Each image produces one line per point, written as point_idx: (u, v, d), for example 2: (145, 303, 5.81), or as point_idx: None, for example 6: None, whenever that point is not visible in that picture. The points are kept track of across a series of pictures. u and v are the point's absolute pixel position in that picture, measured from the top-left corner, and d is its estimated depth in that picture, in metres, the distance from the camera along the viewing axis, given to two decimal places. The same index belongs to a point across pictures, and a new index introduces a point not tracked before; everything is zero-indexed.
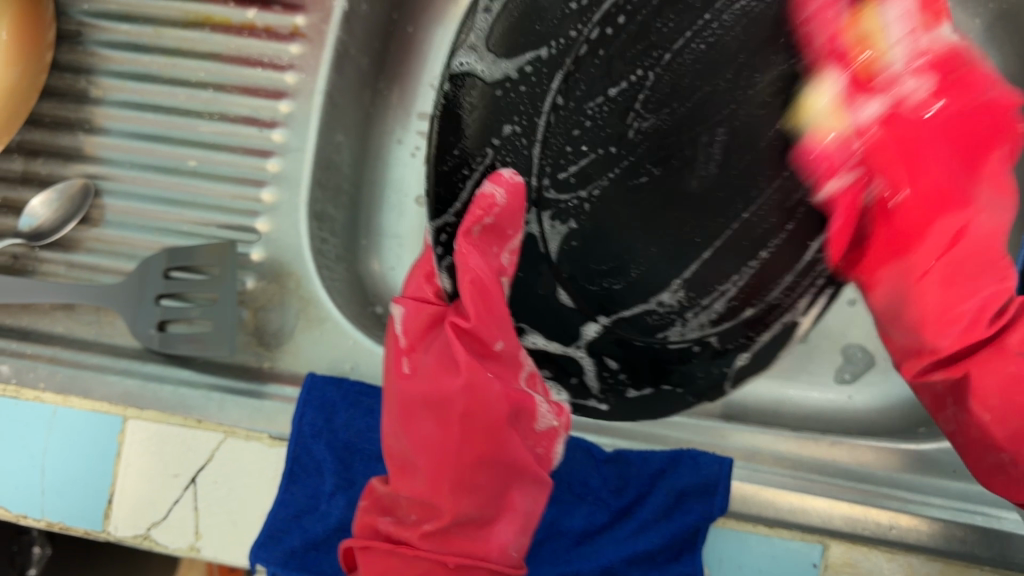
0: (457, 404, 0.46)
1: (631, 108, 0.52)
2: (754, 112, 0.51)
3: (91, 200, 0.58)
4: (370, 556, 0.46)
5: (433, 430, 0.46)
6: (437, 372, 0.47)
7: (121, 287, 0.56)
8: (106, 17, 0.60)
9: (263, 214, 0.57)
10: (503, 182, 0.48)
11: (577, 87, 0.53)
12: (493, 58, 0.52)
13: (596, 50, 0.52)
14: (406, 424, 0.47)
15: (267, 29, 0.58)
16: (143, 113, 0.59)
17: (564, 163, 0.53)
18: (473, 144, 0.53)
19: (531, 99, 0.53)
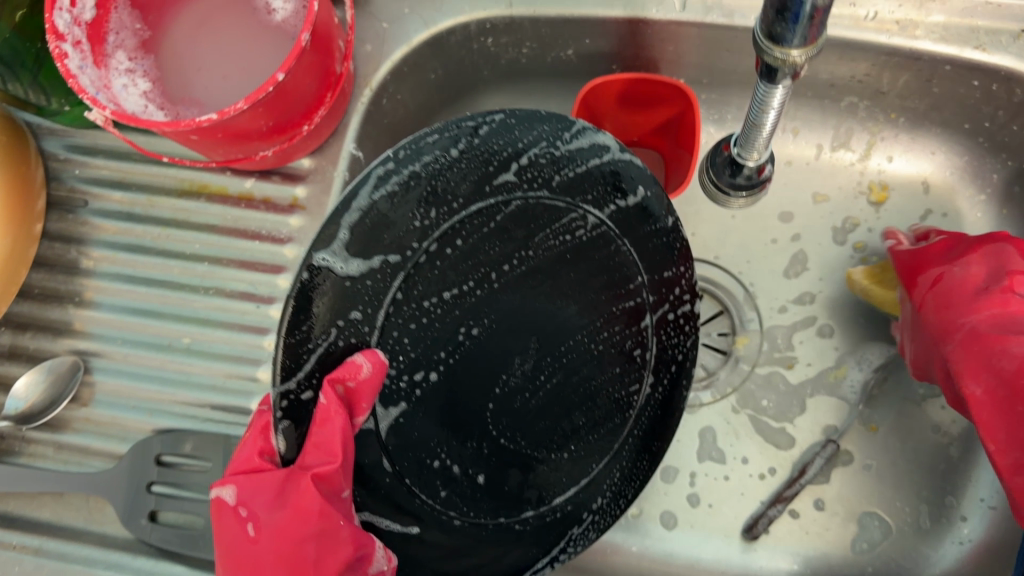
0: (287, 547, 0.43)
1: (461, 318, 0.45)
2: (539, 410, 0.48)
3: (81, 376, 0.56)
4: None
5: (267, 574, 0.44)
6: (285, 529, 0.43)
7: (111, 474, 0.54)
8: (98, 183, 0.58)
9: (259, 394, 0.55)
10: (372, 356, 0.42)
11: (415, 287, 0.43)
12: (347, 251, 0.40)
13: (437, 260, 0.43)
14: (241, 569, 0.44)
15: (266, 199, 0.57)
16: (136, 286, 0.57)
17: (394, 354, 0.43)
18: (313, 332, 0.40)
19: (376, 294, 0.41)
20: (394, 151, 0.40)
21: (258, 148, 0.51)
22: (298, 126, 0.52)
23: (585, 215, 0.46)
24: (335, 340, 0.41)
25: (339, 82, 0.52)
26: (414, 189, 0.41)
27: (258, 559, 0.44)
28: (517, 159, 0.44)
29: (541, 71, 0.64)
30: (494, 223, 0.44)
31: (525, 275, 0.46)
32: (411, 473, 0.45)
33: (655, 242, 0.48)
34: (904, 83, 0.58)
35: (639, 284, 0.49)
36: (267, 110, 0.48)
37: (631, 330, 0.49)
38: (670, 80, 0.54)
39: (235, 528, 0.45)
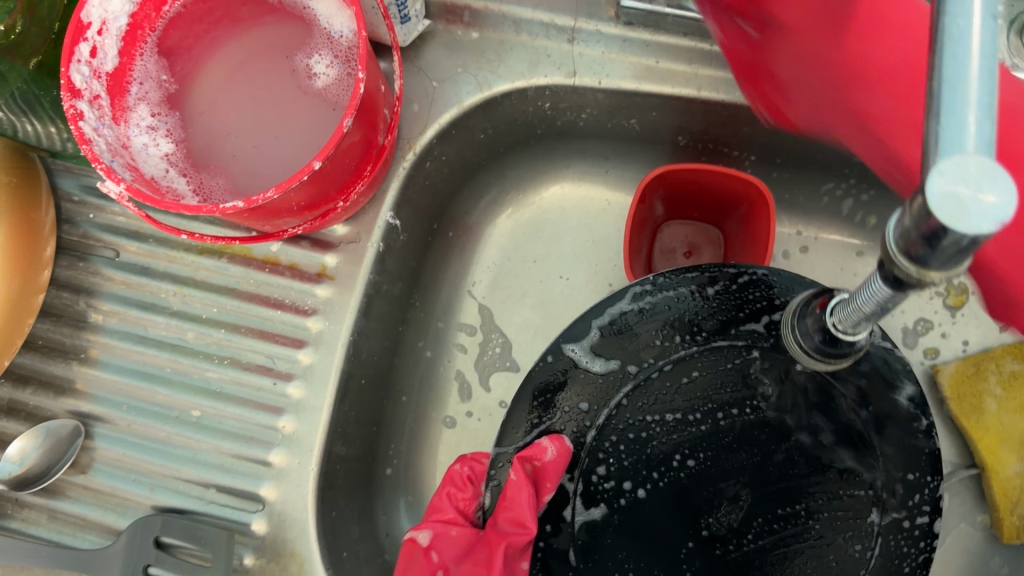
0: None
1: (680, 451, 0.44)
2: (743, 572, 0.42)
3: (81, 442, 0.52)
4: None
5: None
6: None
7: (104, 555, 0.50)
8: (113, 230, 0.54)
9: (269, 479, 0.50)
10: (558, 444, 0.43)
11: (643, 402, 0.44)
12: (593, 349, 0.44)
13: (675, 386, 0.44)
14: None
15: (292, 266, 0.52)
16: (146, 348, 0.53)
17: (611, 462, 0.43)
18: (540, 406, 0.44)
19: (604, 395, 0.44)
20: (651, 276, 0.45)
21: (287, 224, 0.47)
22: (332, 202, 0.47)
23: (835, 385, 0.44)
24: (558, 422, 0.43)
25: (380, 155, 0.47)
26: (641, 329, 0.45)
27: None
28: (770, 312, 0.45)
29: (600, 135, 0.59)
30: (736, 366, 0.44)
31: (757, 433, 0.44)
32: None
33: (910, 439, 0.42)
34: None
35: (870, 471, 0.42)
36: (301, 192, 0.43)
37: (858, 523, 0.42)
38: (746, 176, 0.48)
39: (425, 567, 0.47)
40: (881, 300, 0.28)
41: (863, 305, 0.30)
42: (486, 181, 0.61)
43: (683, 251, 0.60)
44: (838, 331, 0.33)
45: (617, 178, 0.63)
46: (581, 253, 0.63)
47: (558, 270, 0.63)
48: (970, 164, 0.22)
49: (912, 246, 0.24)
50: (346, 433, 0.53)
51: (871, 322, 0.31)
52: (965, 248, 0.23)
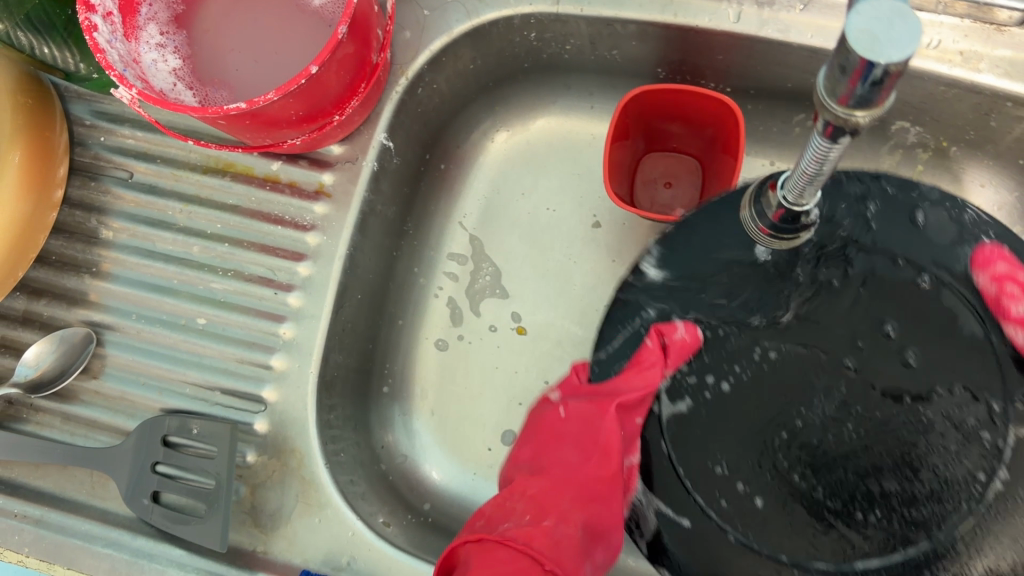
0: (589, 440, 0.49)
1: (761, 338, 0.49)
2: (842, 453, 0.46)
3: (93, 349, 0.56)
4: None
5: (555, 450, 0.50)
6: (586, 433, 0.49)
7: (114, 451, 0.53)
8: (123, 153, 0.58)
9: (270, 382, 0.54)
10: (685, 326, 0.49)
11: (780, 304, 0.49)
12: (658, 264, 0.50)
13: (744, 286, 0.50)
14: (544, 449, 0.51)
15: (291, 184, 0.56)
16: (155, 262, 0.56)
17: (705, 358, 0.49)
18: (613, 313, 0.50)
19: (676, 303, 0.49)
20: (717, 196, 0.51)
21: (287, 136, 0.50)
22: (329, 116, 0.50)
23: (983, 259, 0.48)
24: (636, 326, 0.49)
25: (373, 72, 0.51)
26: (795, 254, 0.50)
27: (561, 445, 0.50)
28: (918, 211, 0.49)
29: (584, 69, 0.62)
30: (905, 263, 0.48)
31: (856, 332, 0.48)
32: (697, 483, 0.46)
33: None
34: (961, 112, 0.55)
35: None
36: (299, 101, 0.46)
37: (974, 407, 0.46)
38: (716, 94, 0.52)
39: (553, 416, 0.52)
40: (822, 156, 0.32)
41: (805, 168, 0.33)
42: (477, 114, 0.64)
43: (663, 181, 0.63)
44: (788, 203, 0.36)
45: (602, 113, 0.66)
46: (566, 185, 0.66)
47: (545, 202, 0.66)
48: (883, 6, 0.26)
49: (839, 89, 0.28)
50: (343, 344, 0.56)
51: (816, 187, 0.34)
52: (883, 81, 0.26)
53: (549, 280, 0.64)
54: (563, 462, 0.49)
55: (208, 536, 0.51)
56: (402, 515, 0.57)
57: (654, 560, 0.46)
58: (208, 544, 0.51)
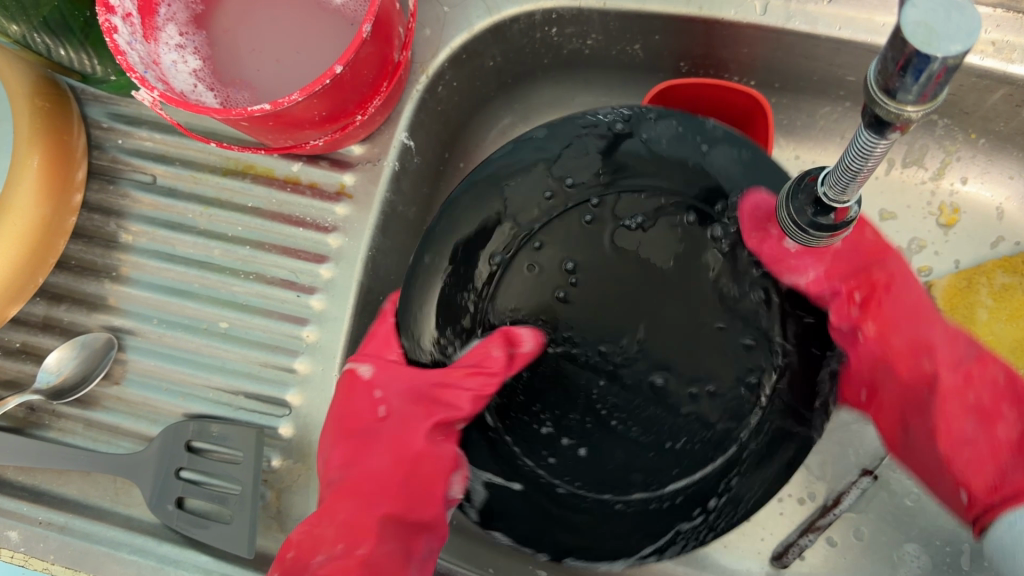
0: (398, 447, 0.52)
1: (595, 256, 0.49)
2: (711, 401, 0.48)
3: (114, 353, 0.55)
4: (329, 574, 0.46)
5: (356, 454, 0.51)
6: (407, 421, 0.52)
7: (138, 458, 0.53)
8: (141, 155, 0.57)
9: (294, 386, 0.53)
10: (483, 291, 0.51)
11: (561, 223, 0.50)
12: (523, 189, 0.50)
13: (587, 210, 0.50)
14: (356, 454, 0.51)
15: (312, 185, 0.55)
16: (175, 265, 0.56)
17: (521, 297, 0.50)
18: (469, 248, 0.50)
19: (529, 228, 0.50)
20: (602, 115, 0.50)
21: (309, 136, 0.50)
22: (351, 116, 0.50)
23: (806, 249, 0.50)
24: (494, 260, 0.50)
25: (395, 71, 0.50)
26: (606, 202, 0.50)
27: (404, 459, 0.52)
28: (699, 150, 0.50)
29: (604, 64, 0.61)
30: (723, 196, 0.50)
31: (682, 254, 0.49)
32: (523, 445, 0.50)
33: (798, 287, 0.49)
34: (990, 103, 0.54)
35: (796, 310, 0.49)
36: (322, 102, 0.46)
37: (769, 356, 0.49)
38: (744, 88, 0.51)
39: (365, 406, 0.51)
40: (870, 153, 0.31)
41: (850, 164, 0.33)
42: (496, 111, 0.64)
43: None
44: (829, 200, 0.36)
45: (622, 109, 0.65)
46: None
47: None
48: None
49: (890, 84, 0.27)
50: None
51: (859, 183, 0.34)
52: (939, 76, 0.25)
53: None
54: (371, 465, 0.51)
55: (235, 542, 0.50)
56: None
57: (486, 524, 0.50)
58: (234, 550, 0.50)
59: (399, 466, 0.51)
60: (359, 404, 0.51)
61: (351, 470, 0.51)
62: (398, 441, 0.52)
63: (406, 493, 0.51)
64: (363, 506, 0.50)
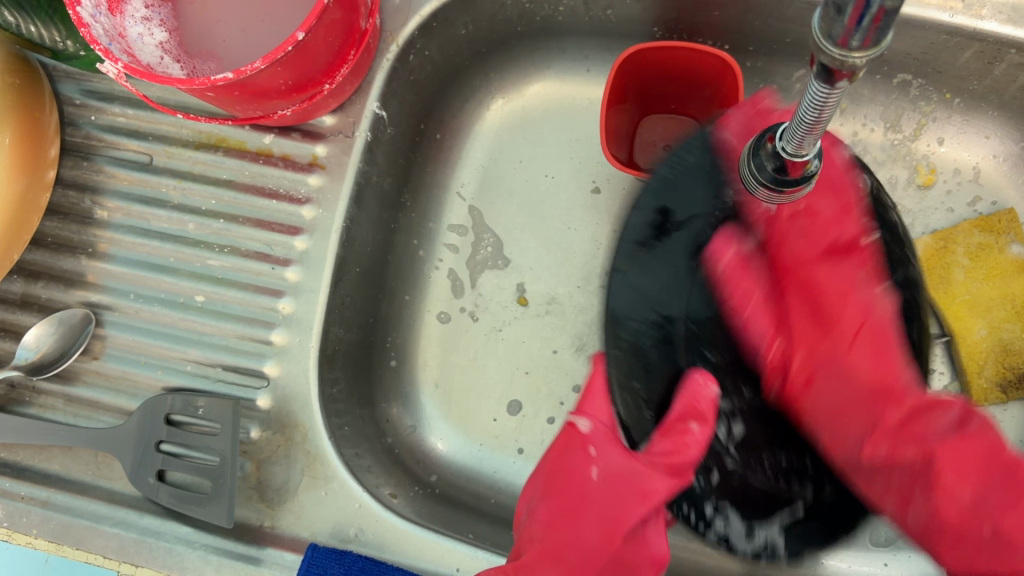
0: (614, 524, 0.46)
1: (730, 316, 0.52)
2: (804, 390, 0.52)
3: (92, 329, 0.55)
4: None
5: (565, 529, 0.47)
6: (570, 482, 0.49)
7: (118, 432, 0.53)
8: (114, 131, 0.57)
9: (271, 357, 0.53)
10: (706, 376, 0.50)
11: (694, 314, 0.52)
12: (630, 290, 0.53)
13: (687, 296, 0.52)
14: (559, 525, 0.47)
15: (284, 157, 0.55)
16: (150, 240, 0.56)
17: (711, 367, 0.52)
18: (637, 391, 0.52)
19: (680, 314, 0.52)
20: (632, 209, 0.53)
21: (277, 106, 0.50)
22: (319, 85, 0.50)
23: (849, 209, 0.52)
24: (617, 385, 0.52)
25: (363, 39, 0.50)
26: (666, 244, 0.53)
27: (581, 514, 0.47)
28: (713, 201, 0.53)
29: (579, 30, 0.61)
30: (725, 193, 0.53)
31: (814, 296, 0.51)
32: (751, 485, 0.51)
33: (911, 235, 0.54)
34: (963, 61, 0.54)
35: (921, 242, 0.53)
36: (287, 70, 0.46)
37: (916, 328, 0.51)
38: (716, 52, 0.52)
39: (579, 460, 0.49)
40: (823, 104, 0.31)
41: (805, 117, 0.33)
42: (471, 81, 0.63)
43: (663, 143, 0.61)
44: (789, 155, 0.35)
45: (598, 77, 0.65)
46: (563, 151, 0.65)
47: (544, 169, 0.65)
48: None
49: (835, 31, 0.27)
50: (343, 318, 0.56)
51: (816, 136, 0.34)
52: (884, 18, 0.25)
53: (549, 249, 0.63)
54: (589, 532, 0.46)
55: (216, 513, 0.51)
56: (408, 485, 0.57)
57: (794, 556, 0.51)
58: (216, 521, 0.51)
59: (612, 540, 0.46)
60: (576, 464, 0.49)
61: (548, 533, 0.47)
62: (609, 515, 0.47)
63: (618, 556, 0.46)
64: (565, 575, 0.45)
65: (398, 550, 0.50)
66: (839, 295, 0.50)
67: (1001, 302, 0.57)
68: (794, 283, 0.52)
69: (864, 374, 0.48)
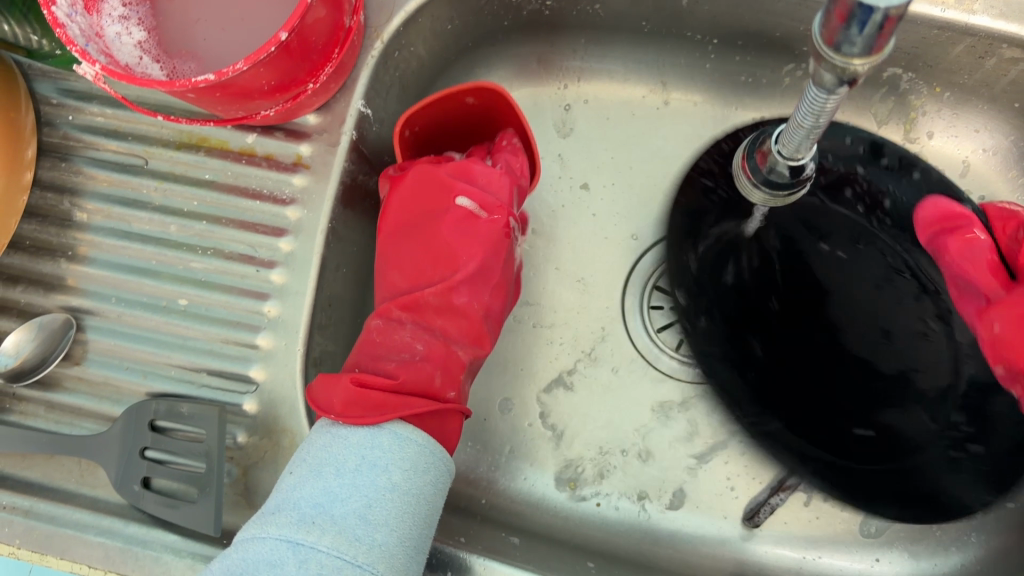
0: (446, 259, 0.52)
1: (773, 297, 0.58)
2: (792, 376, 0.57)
3: (74, 334, 0.54)
4: (402, 336, 0.50)
5: (420, 238, 0.53)
6: (424, 241, 0.53)
7: (102, 439, 0.52)
8: (92, 131, 0.56)
9: (257, 361, 0.52)
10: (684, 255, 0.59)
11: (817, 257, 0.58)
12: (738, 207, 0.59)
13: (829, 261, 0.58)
14: (421, 243, 0.53)
15: (267, 156, 0.54)
16: (131, 243, 0.55)
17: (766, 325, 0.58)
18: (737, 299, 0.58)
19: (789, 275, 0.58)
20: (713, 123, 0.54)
21: (260, 106, 0.49)
22: (302, 84, 0.49)
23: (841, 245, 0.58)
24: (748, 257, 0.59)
25: (347, 37, 0.49)
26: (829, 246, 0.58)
27: (437, 234, 0.52)
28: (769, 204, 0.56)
29: (569, 24, 0.61)
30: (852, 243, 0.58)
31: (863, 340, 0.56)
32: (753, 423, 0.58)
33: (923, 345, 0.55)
34: (954, 55, 0.54)
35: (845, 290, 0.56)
36: (270, 70, 0.45)
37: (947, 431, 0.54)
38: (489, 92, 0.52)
39: (424, 190, 0.53)
40: (820, 109, 0.30)
41: (803, 121, 0.32)
42: (459, 75, 0.62)
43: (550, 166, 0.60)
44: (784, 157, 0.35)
45: (578, 93, 0.65)
46: (551, 148, 0.64)
47: None
48: None
49: (834, 36, 0.26)
50: (330, 320, 0.55)
51: (812, 140, 0.33)
52: (883, 28, 0.25)
53: (538, 246, 0.63)
54: (471, 257, 0.52)
55: (203, 521, 0.50)
56: None
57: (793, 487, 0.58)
58: (203, 529, 0.50)
59: (446, 277, 0.52)
60: (428, 207, 0.53)
61: (405, 268, 0.53)
62: (433, 242, 0.53)
63: (445, 277, 0.52)
64: (449, 259, 0.52)
65: None
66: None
67: None
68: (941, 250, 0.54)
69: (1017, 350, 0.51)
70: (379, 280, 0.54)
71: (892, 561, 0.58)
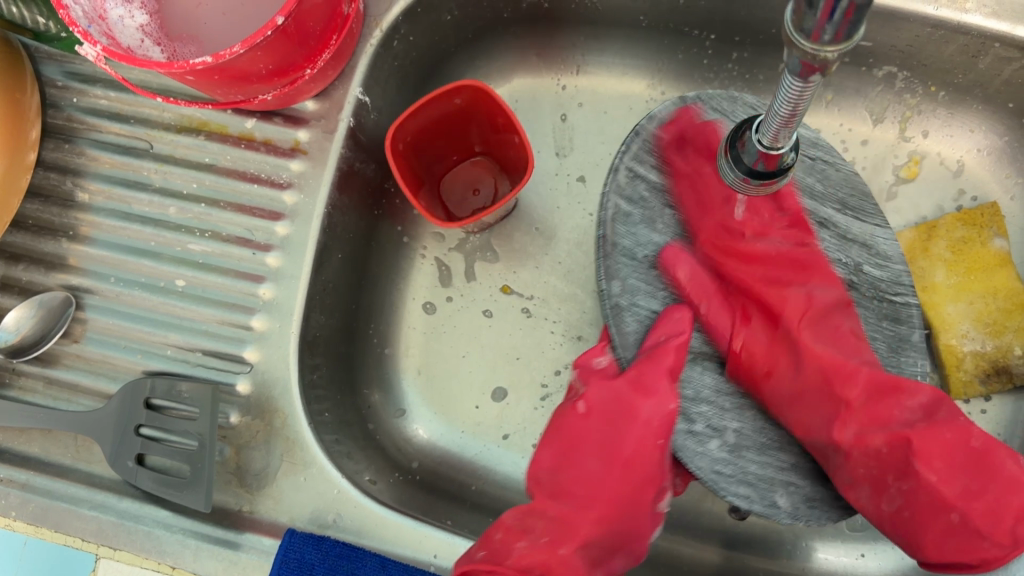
0: (612, 451, 0.52)
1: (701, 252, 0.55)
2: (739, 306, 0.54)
3: (72, 312, 0.55)
4: (541, 517, 0.51)
5: (595, 437, 0.53)
6: (606, 423, 0.53)
7: (98, 415, 0.53)
8: (95, 114, 0.57)
9: (251, 342, 0.53)
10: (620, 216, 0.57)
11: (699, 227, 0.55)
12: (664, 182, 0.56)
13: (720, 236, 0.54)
14: (566, 458, 0.53)
15: (266, 141, 0.55)
16: (131, 224, 0.56)
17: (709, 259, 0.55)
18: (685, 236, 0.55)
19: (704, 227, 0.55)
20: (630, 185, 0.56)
21: (259, 89, 0.50)
22: (300, 69, 0.50)
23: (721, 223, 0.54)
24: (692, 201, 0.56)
25: (345, 24, 0.50)
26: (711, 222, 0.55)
27: (622, 442, 0.51)
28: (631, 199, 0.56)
29: (568, 18, 0.61)
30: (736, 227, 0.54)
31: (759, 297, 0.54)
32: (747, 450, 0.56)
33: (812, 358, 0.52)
34: (948, 54, 0.54)
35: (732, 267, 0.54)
36: (268, 54, 0.46)
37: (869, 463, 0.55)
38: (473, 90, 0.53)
39: (599, 438, 0.52)
40: (796, 97, 0.31)
41: (780, 110, 0.32)
42: (458, 67, 0.63)
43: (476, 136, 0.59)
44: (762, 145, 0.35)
45: (573, 95, 0.66)
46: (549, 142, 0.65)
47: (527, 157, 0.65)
48: None
49: (806, 24, 0.26)
50: (325, 304, 0.56)
51: (790, 129, 0.34)
52: (856, 17, 0.25)
53: (533, 237, 0.64)
54: (606, 498, 0.51)
55: (194, 498, 0.50)
56: (389, 471, 0.57)
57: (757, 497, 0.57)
58: (194, 505, 0.50)
59: (613, 465, 0.51)
60: (626, 420, 0.52)
61: (558, 475, 0.52)
62: (605, 445, 0.52)
63: (626, 477, 0.51)
64: (587, 495, 0.51)
65: (378, 536, 0.50)
66: (820, 357, 0.50)
67: (985, 297, 0.57)
68: (795, 347, 0.52)
69: (781, 362, 0.52)
70: (544, 459, 0.53)
71: (877, 558, 0.58)
